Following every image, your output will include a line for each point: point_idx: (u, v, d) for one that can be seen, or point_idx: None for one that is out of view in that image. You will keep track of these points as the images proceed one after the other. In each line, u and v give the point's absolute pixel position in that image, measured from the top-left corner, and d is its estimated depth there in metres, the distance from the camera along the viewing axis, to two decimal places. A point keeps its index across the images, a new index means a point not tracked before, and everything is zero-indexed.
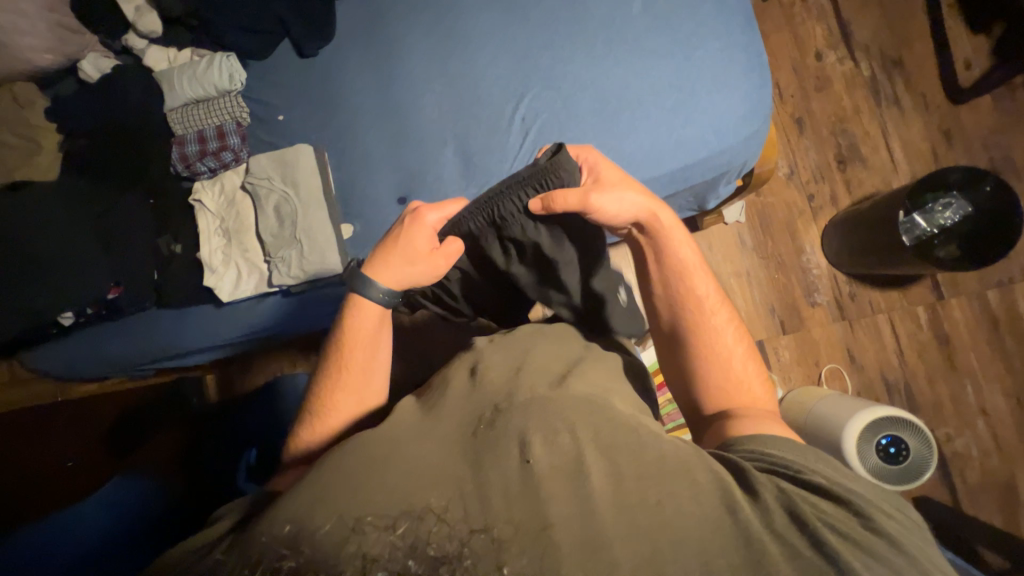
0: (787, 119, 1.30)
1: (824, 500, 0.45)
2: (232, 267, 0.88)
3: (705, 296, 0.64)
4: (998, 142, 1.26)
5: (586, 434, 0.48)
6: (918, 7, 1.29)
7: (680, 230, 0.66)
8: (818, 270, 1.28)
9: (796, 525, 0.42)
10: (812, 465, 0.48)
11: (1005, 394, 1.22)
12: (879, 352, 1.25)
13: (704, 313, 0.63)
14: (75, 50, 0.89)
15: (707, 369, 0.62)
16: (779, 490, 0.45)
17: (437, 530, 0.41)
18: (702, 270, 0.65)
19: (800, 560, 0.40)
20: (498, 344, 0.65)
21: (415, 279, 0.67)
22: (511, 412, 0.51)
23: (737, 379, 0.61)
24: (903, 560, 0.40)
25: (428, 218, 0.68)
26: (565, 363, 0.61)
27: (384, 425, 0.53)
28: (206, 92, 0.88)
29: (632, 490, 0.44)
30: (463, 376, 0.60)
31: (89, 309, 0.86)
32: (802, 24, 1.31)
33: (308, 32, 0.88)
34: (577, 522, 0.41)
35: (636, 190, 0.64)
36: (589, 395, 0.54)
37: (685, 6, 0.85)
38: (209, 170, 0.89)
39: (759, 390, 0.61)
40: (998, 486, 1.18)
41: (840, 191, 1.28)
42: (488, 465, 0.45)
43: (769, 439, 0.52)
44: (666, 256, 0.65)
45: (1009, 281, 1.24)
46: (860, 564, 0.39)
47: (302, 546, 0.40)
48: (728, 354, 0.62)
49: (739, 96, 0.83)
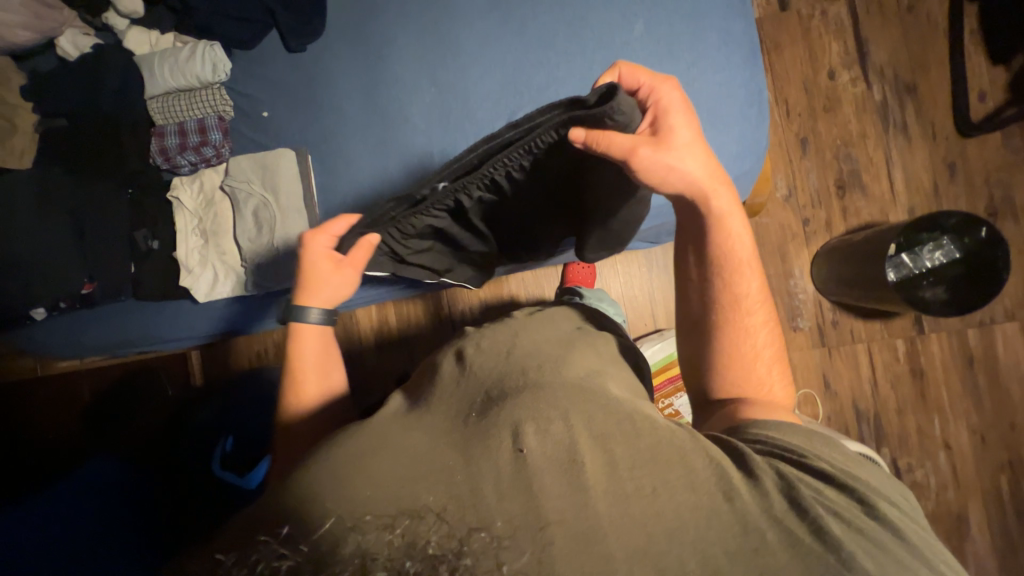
0: (791, 139, 1.30)
1: (826, 486, 0.46)
2: (209, 268, 0.85)
3: (748, 292, 0.60)
4: (1000, 179, 1.27)
5: (581, 424, 0.47)
6: (939, 31, 1.28)
7: (737, 218, 0.60)
8: (803, 295, 1.29)
9: (795, 510, 0.43)
10: (815, 448, 0.49)
11: (970, 429, 1.25)
12: (854, 380, 1.27)
13: (741, 310, 0.60)
14: (53, 27, 0.84)
15: (725, 361, 0.60)
16: (783, 480, 0.45)
17: (435, 528, 0.38)
18: (751, 267, 0.61)
19: (801, 549, 0.41)
20: (489, 330, 0.66)
21: (342, 293, 0.71)
22: (502, 401, 0.51)
23: (758, 378, 0.59)
24: (902, 549, 0.42)
25: (320, 243, 0.69)
26: (559, 351, 0.60)
27: (372, 418, 0.53)
28: (189, 83, 0.85)
29: (626, 479, 0.44)
30: (451, 362, 0.60)
31: (62, 302, 0.84)
32: (818, 39, 1.29)
33: (296, 26, 0.84)
34: (572, 513, 0.41)
35: (700, 158, 0.57)
36: (580, 381, 0.53)
37: (688, 29, 0.83)
38: (190, 165, 0.86)
39: (779, 391, 0.59)
40: (949, 516, 1.23)
41: (836, 217, 1.29)
42: (477, 458, 0.44)
43: (774, 423, 0.52)
44: (712, 243, 0.61)
45: (989, 321, 1.26)
46: (861, 550, 0.41)
47: (300, 543, 0.38)
48: (756, 353, 0.60)
49: (734, 131, 0.82)
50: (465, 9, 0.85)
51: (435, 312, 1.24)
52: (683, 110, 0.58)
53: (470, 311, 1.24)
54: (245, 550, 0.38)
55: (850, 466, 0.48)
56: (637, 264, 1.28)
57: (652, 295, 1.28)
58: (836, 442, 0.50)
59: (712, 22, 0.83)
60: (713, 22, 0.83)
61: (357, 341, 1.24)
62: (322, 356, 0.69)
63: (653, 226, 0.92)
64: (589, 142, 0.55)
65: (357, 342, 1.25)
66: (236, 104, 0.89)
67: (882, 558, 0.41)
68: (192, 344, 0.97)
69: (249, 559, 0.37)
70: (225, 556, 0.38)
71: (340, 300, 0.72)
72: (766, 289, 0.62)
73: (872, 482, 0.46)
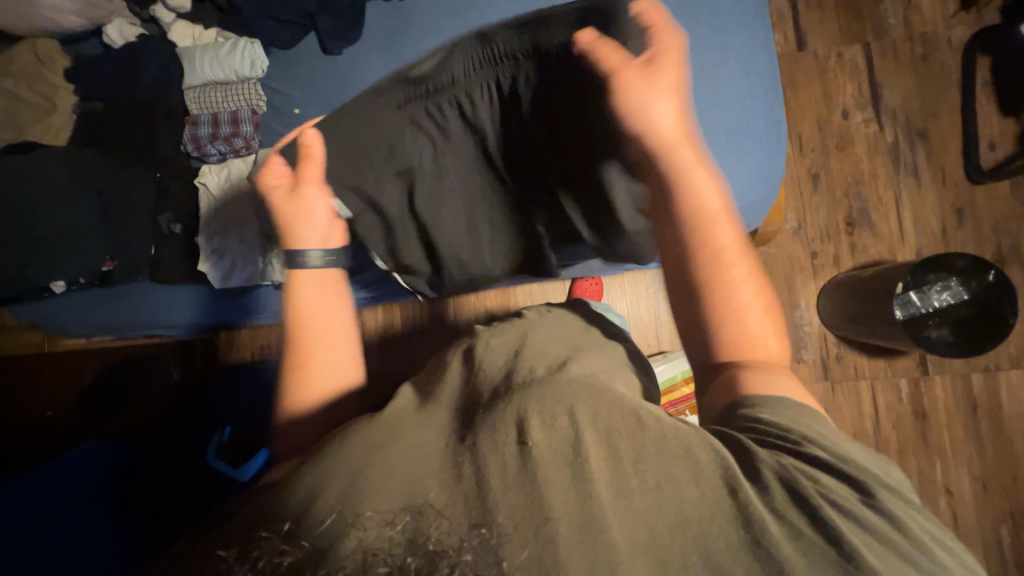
0: (803, 173, 1.32)
1: (823, 474, 0.45)
2: (227, 255, 0.87)
3: (725, 243, 0.61)
4: (1008, 228, 1.29)
5: (586, 417, 0.47)
6: (952, 80, 1.31)
7: (699, 168, 0.62)
8: (808, 327, 1.29)
9: (796, 502, 0.43)
10: (806, 431, 0.49)
11: (972, 476, 1.23)
12: (855, 417, 1.26)
13: (718, 263, 0.60)
14: (103, 15, 0.88)
15: (721, 324, 0.60)
16: (782, 475, 0.44)
17: (439, 524, 0.39)
18: (723, 218, 0.61)
19: (802, 541, 0.41)
20: (497, 329, 0.66)
21: (326, 202, 0.77)
22: (508, 398, 0.50)
23: (755, 336, 0.59)
24: (898, 535, 0.42)
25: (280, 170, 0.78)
26: (564, 351, 0.61)
27: (382, 412, 0.53)
28: (227, 77, 0.88)
29: (631, 473, 0.44)
30: (460, 360, 0.61)
31: (82, 280, 0.85)
32: (833, 80, 1.33)
33: (333, 30, 0.88)
34: (576, 506, 0.41)
35: (668, 103, 0.63)
36: (587, 378, 0.53)
37: (711, 59, 0.85)
38: (219, 154, 0.89)
39: (774, 346, 0.60)
40: None
41: (844, 253, 1.30)
42: (484, 451, 0.44)
43: (771, 404, 0.52)
44: (681, 204, 0.62)
45: (994, 367, 1.25)
46: (860, 542, 0.41)
47: (302, 539, 0.38)
48: (746, 310, 0.60)
49: (752, 161, 0.85)
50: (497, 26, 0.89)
51: (441, 317, 1.25)
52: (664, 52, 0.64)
53: (475, 318, 1.25)
54: (247, 541, 0.38)
55: (843, 449, 0.48)
56: (644, 284, 1.29)
57: (658, 317, 1.29)
58: (820, 417, 0.52)
59: (735, 55, 0.86)
60: (735, 54, 0.86)
61: (361, 340, 1.25)
62: (326, 330, 0.70)
63: None
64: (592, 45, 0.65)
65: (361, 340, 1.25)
66: (269, 100, 0.91)
67: (880, 547, 0.41)
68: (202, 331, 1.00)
69: (250, 556, 0.36)
70: (226, 552, 0.37)
71: (326, 206, 0.77)
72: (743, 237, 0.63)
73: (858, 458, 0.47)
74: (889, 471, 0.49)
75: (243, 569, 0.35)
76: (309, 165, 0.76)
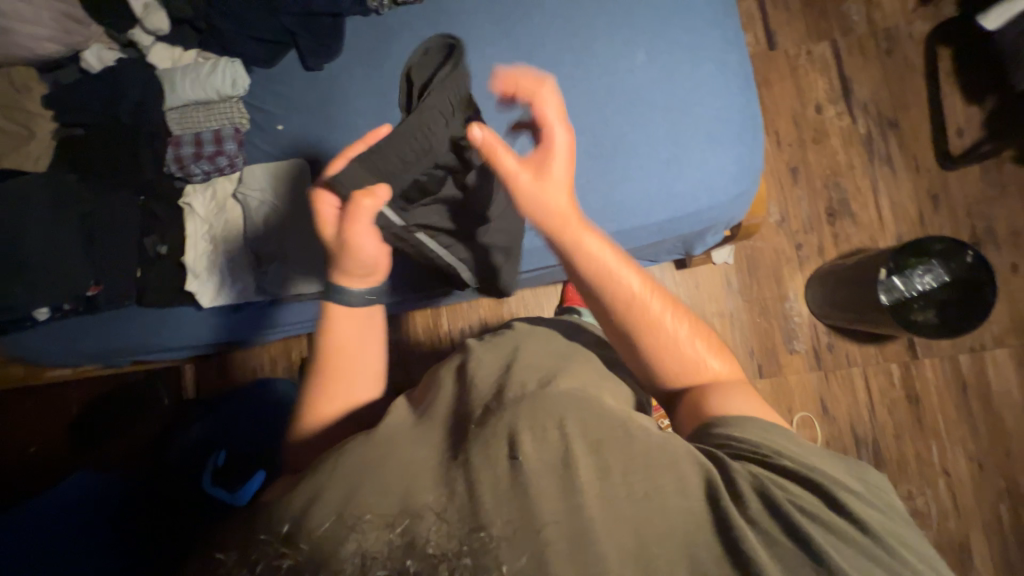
0: (783, 167, 1.36)
1: (791, 482, 0.47)
2: (216, 273, 0.87)
3: (634, 290, 0.59)
4: (982, 210, 1.33)
5: (577, 430, 0.47)
6: (917, 71, 1.36)
7: (593, 232, 0.60)
8: (798, 318, 1.31)
9: (770, 510, 0.44)
10: (775, 444, 0.50)
11: (968, 456, 1.25)
12: (850, 403, 1.28)
13: (642, 311, 0.59)
14: (80, 41, 0.88)
15: (658, 362, 0.59)
16: (756, 484, 0.45)
17: (438, 528, 0.39)
18: (624, 265, 0.60)
19: (778, 549, 0.42)
20: (488, 343, 0.65)
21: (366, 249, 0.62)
22: (501, 410, 0.50)
23: (695, 360, 0.59)
24: (863, 536, 0.43)
25: (331, 217, 0.64)
26: (555, 362, 0.60)
27: (377, 426, 0.52)
28: (208, 96, 0.88)
29: (620, 485, 0.44)
30: (452, 375, 0.61)
31: (66, 305, 0.83)
32: (805, 76, 1.37)
33: (314, 46, 0.89)
34: (566, 518, 0.41)
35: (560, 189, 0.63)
36: (579, 390, 0.53)
37: (687, 59, 0.88)
38: (203, 174, 0.89)
39: (719, 367, 0.60)
40: (952, 545, 1.21)
41: (828, 243, 1.33)
42: (477, 463, 0.44)
43: (741, 421, 0.53)
44: (583, 268, 0.60)
45: (980, 346, 1.28)
46: (830, 545, 0.42)
47: (301, 541, 0.38)
48: (676, 342, 0.59)
49: (732, 155, 0.87)
50: (477, 35, 0.90)
51: (435, 328, 1.24)
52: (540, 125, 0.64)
53: (469, 329, 1.25)
54: (248, 545, 0.39)
55: (812, 458, 0.49)
56: None
57: None
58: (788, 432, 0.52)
59: (708, 55, 0.88)
60: (710, 53, 0.88)
61: None
62: (361, 337, 0.64)
63: (657, 241, 0.92)
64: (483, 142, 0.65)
65: None
66: (252, 118, 0.92)
67: (846, 549, 0.42)
68: (188, 354, 0.99)
69: (252, 558, 0.37)
70: (226, 557, 0.38)
71: (367, 254, 0.62)
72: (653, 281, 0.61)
73: (824, 465, 0.49)
74: (862, 478, 0.50)
75: (245, 570, 0.36)
76: (358, 212, 0.61)
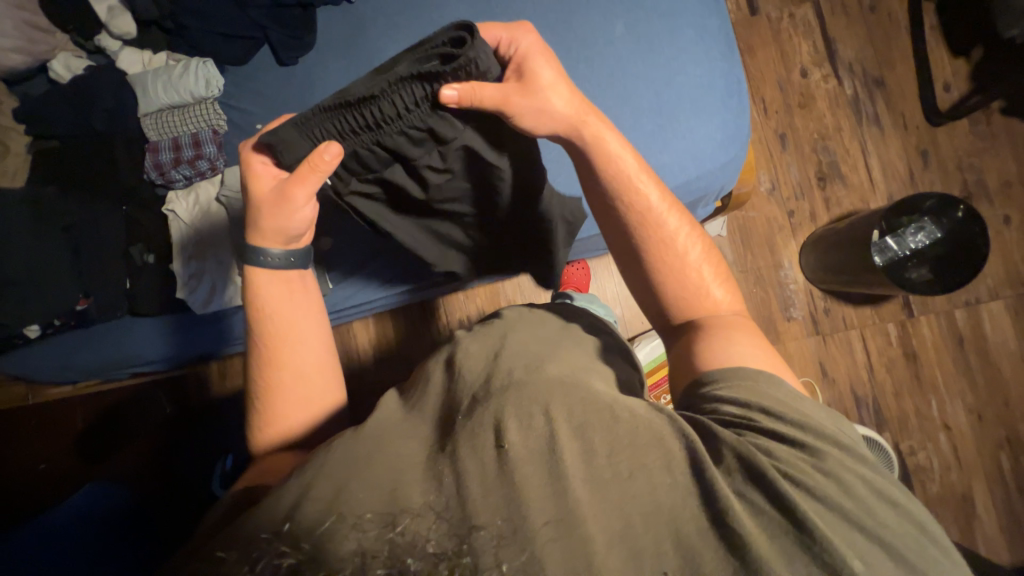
0: (771, 134, 1.34)
1: (777, 444, 0.47)
2: (206, 279, 0.86)
3: (652, 206, 0.64)
4: (971, 164, 1.32)
5: (561, 414, 0.48)
6: (901, 27, 1.34)
7: (617, 141, 0.64)
8: (794, 285, 1.31)
9: (755, 480, 0.44)
10: (762, 401, 0.50)
11: (967, 409, 1.26)
12: (850, 366, 1.28)
13: (657, 224, 0.64)
14: (46, 50, 0.86)
15: (661, 280, 0.65)
16: (741, 452, 0.45)
17: (435, 527, 0.41)
18: (644, 176, 0.64)
19: (763, 517, 0.43)
20: (478, 333, 0.65)
21: (296, 220, 0.61)
22: (487, 399, 0.50)
23: (700, 286, 0.64)
24: (849, 503, 0.44)
25: (263, 188, 0.61)
26: (545, 348, 0.60)
27: (366, 423, 0.53)
28: (182, 98, 0.86)
29: (605, 466, 0.45)
30: (441, 366, 0.61)
31: (56, 321, 0.83)
32: (788, 39, 1.35)
33: (285, 39, 0.87)
34: (552, 502, 0.42)
35: (568, 101, 0.62)
36: (565, 376, 0.53)
37: (666, 28, 0.86)
38: (185, 179, 0.88)
39: (721, 298, 0.64)
40: (955, 497, 1.24)
41: (820, 208, 1.32)
42: (463, 454, 0.44)
43: (731, 374, 0.54)
44: (603, 174, 0.64)
45: (975, 301, 1.29)
46: (813, 510, 0.43)
47: (301, 540, 0.39)
48: (684, 264, 0.64)
49: (717, 123, 0.86)
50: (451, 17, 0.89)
51: (432, 320, 1.24)
52: (543, 55, 0.62)
53: (466, 319, 1.24)
54: (246, 544, 0.40)
55: (799, 413, 0.49)
56: None
57: None
58: (773, 376, 0.54)
59: (687, 22, 0.87)
60: (689, 20, 0.87)
61: (355, 357, 1.23)
62: (293, 298, 0.65)
63: None
64: (462, 102, 0.56)
65: (357, 355, 1.23)
66: (229, 118, 0.90)
67: (830, 516, 0.43)
68: (174, 366, 0.98)
69: (252, 556, 0.39)
70: (227, 555, 0.40)
71: (293, 223, 0.61)
72: (674, 202, 0.66)
73: (812, 419, 0.49)
74: (841, 426, 0.51)
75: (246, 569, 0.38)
76: (305, 173, 0.58)
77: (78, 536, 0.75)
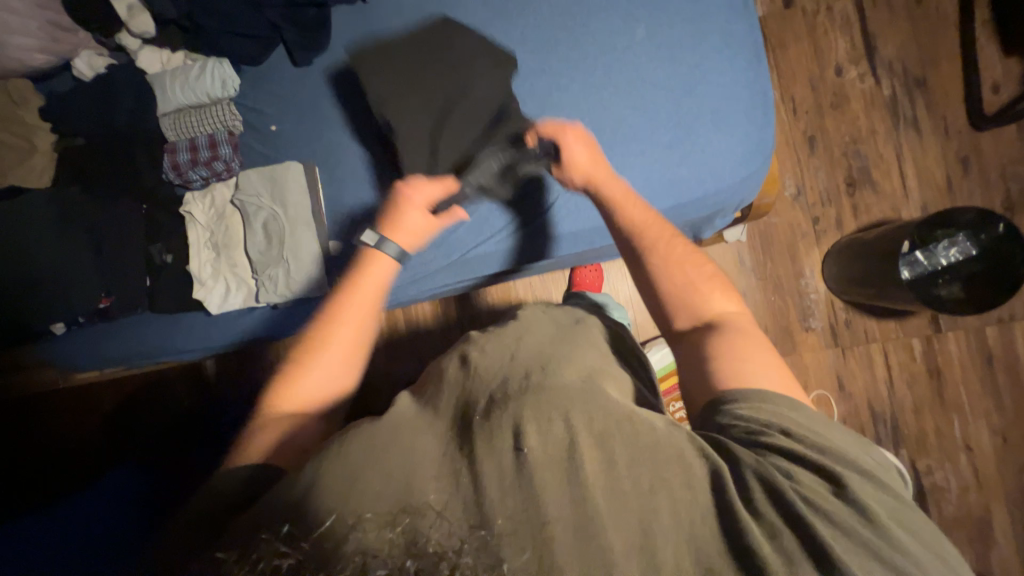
0: (799, 136, 1.28)
1: (803, 470, 0.46)
2: (221, 281, 0.89)
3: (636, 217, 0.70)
4: (1016, 173, 1.25)
5: (581, 421, 0.48)
6: (950, 21, 1.26)
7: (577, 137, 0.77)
8: (815, 295, 1.27)
9: (772, 499, 0.44)
10: (782, 421, 0.49)
11: (991, 430, 1.22)
12: (868, 381, 1.25)
13: (650, 232, 0.68)
14: (69, 49, 0.88)
15: (658, 282, 0.65)
16: (764, 477, 0.45)
17: (437, 525, 0.39)
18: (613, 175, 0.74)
19: (780, 540, 0.42)
20: (491, 335, 0.66)
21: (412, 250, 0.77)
22: (505, 403, 0.51)
23: (706, 295, 0.63)
24: (871, 532, 0.42)
25: (412, 219, 0.74)
26: (556, 348, 0.62)
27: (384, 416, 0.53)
28: (200, 100, 0.89)
29: (624, 477, 0.45)
30: (455, 366, 0.61)
31: (82, 318, 0.89)
32: (823, 35, 1.28)
33: (301, 40, 0.87)
34: (570, 508, 0.42)
35: None
36: (581, 385, 0.53)
37: (691, 32, 0.84)
38: (201, 180, 0.90)
39: (729, 305, 0.63)
40: (972, 520, 1.20)
41: (847, 215, 1.27)
42: (481, 456, 0.45)
43: (753, 396, 0.51)
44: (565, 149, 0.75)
45: (1008, 318, 1.23)
46: (832, 538, 0.41)
47: (301, 541, 0.38)
48: (677, 265, 0.65)
49: (739, 136, 0.83)
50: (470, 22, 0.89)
51: (442, 317, 1.25)
52: None
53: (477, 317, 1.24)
54: (247, 542, 0.39)
55: (818, 435, 0.48)
56: None
57: None
58: (793, 399, 0.51)
59: (711, 29, 0.84)
60: (715, 25, 0.84)
61: None
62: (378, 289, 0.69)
63: None
64: None
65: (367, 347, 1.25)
66: (245, 119, 0.92)
67: (854, 546, 0.41)
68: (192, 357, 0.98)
69: (250, 558, 0.37)
70: (226, 556, 0.38)
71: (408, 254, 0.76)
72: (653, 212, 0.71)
73: (831, 442, 0.48)
74: (872, 453, 0.49)
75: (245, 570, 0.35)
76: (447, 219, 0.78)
77: (96, 525, 0.77)
